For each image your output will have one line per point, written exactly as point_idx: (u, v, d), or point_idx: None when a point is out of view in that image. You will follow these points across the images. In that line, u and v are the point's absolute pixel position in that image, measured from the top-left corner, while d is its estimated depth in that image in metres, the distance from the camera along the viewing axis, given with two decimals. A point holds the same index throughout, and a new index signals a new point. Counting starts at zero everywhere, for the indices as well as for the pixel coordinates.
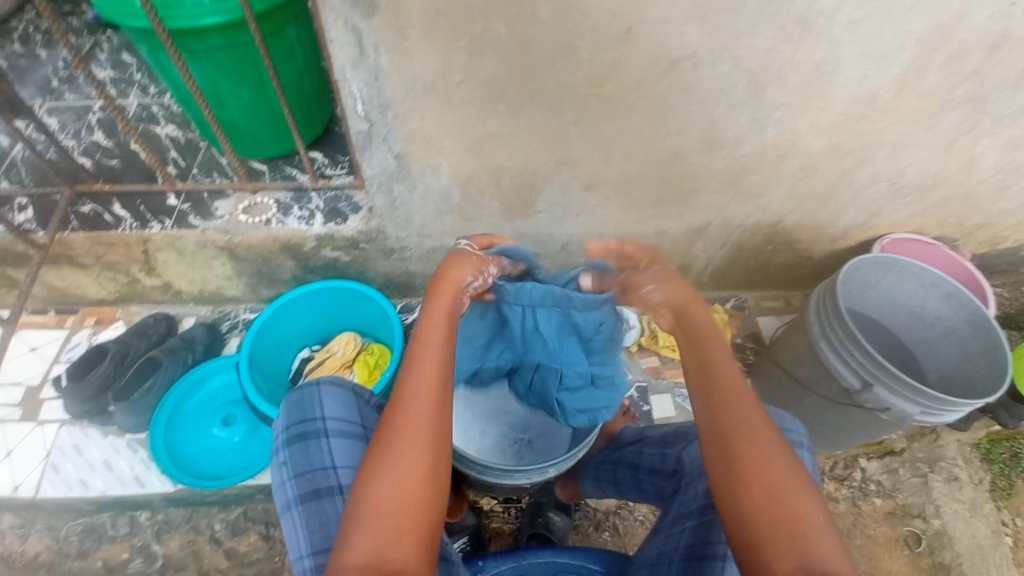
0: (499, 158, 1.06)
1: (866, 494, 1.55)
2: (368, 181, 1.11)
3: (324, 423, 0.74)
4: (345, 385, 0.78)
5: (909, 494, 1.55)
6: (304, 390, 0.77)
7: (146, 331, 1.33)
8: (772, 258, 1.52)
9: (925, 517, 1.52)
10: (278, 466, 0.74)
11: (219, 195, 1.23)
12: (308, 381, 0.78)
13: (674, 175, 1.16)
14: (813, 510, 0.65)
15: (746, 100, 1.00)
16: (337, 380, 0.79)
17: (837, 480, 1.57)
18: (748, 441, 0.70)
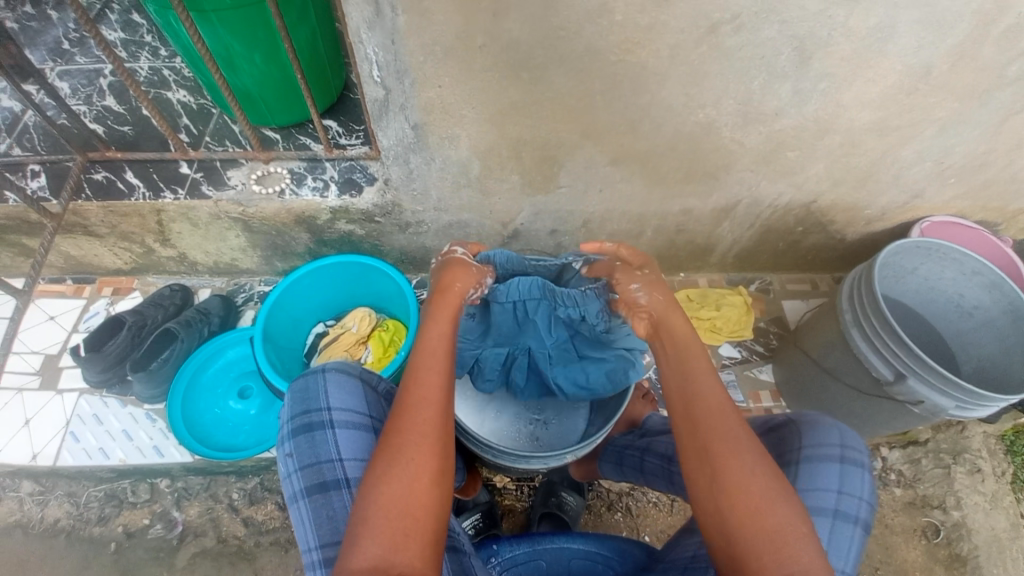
0: (519, 130, 1.01)
1: (886, 484, 1.52)
2: (384, 152, 1.07)
3: (330, 414, 0.71)
4: (351, 373, 0.75)
5: (930, 485, 1.51)
6: (309, 379, 0.74)
7: (162, 302, 1.33)
8: (802, 239, 1.46)
9: (945, 508, 1.49)
10: (283, 458, 0.71)
11: (231, 165, 1.20)
12: (313, 368, 0.75)
13: (704, 151, 1.09)
14: (799, 516, 0.63)
15: (790, 70, 0.92)
16: (343, 366, 0.76)
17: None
18: (736, 447, 0.68)
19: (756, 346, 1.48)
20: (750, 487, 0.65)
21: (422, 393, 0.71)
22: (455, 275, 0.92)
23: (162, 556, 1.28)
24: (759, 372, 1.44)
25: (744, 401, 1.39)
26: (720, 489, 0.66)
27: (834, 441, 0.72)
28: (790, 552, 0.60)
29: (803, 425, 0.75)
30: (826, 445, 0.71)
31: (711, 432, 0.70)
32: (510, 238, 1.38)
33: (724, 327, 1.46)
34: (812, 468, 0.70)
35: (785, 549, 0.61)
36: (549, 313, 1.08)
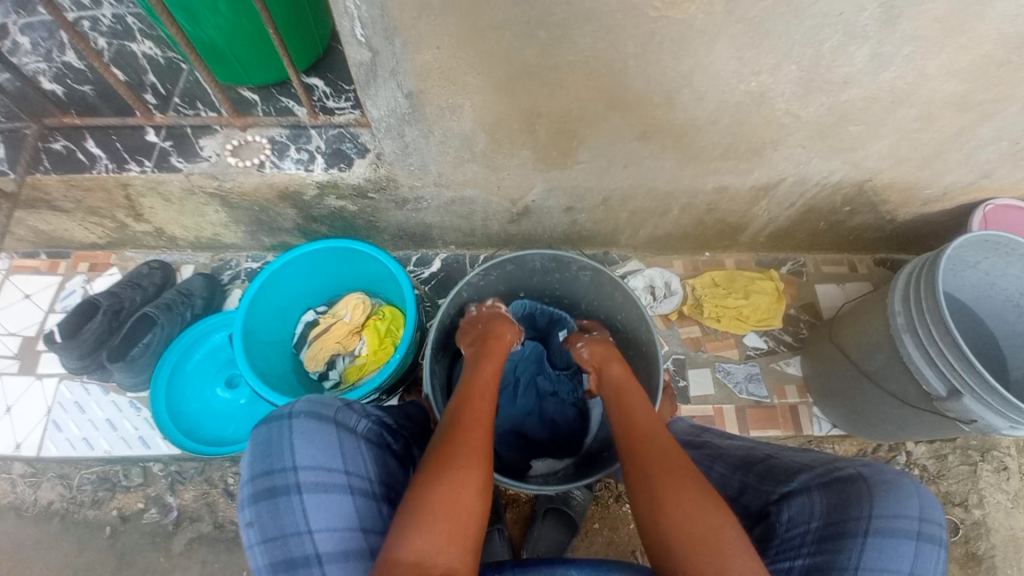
0: (535, 100, 0.85)
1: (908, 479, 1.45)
2: (374, 124, 0.91)
3: (295, 476, 0.61)
4: (324, 420, 0.65)
5: (954, 481, 1.45)
6: (273, 430, 0.63)
7: (140, 282, 1.23)
8: (847, 219, 1.31)
9: (966, 506, 1.43)
10: (241, 526, 0.61)
11: (204, 132, 1.06)
12: (278, 414, 0.64)
13: (750, 126, 0.93)
14: (728, 522, 0.65)
15: (871, 31, 0.75)
16: (314, 412, 0.65)
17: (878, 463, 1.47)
18: (671, 467, 0.73)
19: (784, 337, 1.36)
20: (682, 506, 0.68)
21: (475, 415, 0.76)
22: (504, 325, 0.96)
23: (158, 541, 1.28)
24: (786, 365, 1.34)
25: (767, 397, 1.30)
26: (658, 507, 0.70)
27: (912, 513, 0.66)
28: (726, 561, 0.61)
29: (876, 486, 0.69)
30: (904, 518, 0.66)
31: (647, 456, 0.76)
32: (520, 215, 1.24)
33: (751, 316, 1.34)
34: (885, 543, 0.65)
35: (722, 554, 0.62)
36: (533, 381, 1.13)
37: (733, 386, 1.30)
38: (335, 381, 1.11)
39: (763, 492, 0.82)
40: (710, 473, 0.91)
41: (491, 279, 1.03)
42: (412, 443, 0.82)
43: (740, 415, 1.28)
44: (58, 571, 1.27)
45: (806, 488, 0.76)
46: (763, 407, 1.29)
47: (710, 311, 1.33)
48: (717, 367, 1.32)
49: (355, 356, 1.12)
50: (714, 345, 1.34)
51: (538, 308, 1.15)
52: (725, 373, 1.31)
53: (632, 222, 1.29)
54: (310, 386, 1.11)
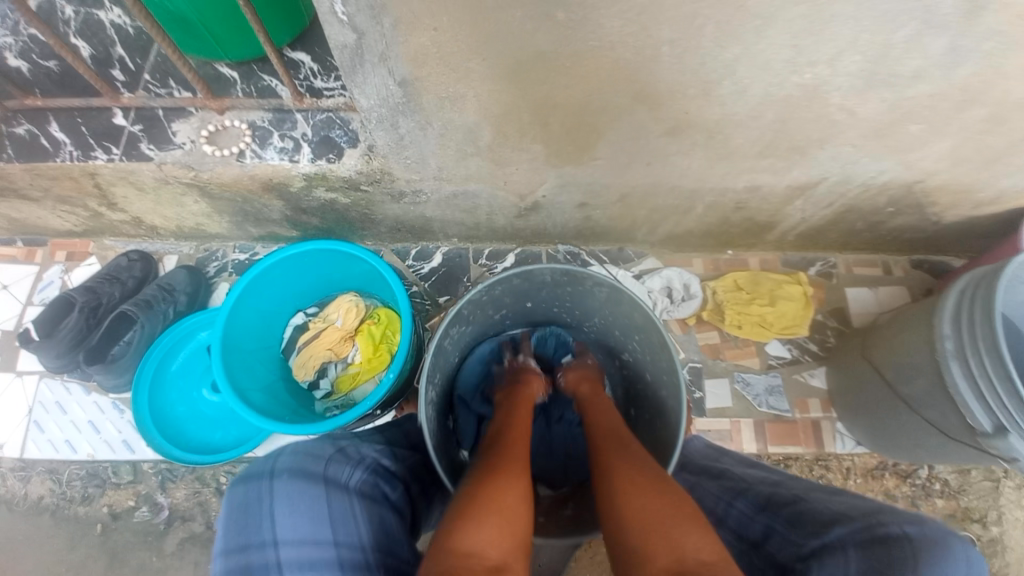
0: (549, 90, 0.73)
1: (928, 494, 1.37)
2: (364, 114, 0.79)
3: (275, 551, 0.56)
4: (310, 478, 0.61)
5: (974, 496, 1.38)
6: (252, 496, 0.59)
7: (118, 276, 1.15)
8: (888, 220, 1.18)
9: (985, 522, 1.36)
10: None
11: (176, 115, 0.95)
12: (258, 475, 0.61)
13: (796, 122, 0.81)
14: (682, 502, 0.64)
15: (954, 18, 0.62)
16: (300, 470, 0.62)
17: (898, 477, 1.39)
18: (636, 468, 0.71)
19: (809, 345, 1.27)
20: (637, 495, 0.66)
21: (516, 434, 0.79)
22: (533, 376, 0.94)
23: (150, 540, 1.24)
24: (810, 377, 1.25)
25: (789, 411, 1.22)
26: (617, 509, 0.66)
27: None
28: (679, 537, 0.58)
29: (924, 551, 0.62)
30: None
31: (609, 450, 0.76)
32: (528, 210, 1.13)
33: (775, 323, 1.24)
34: None
35: (676, 530, 0.59)
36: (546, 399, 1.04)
37: (752, 399, 1.22)
38: (326, 391, 1.03)
39: (791, 544, 0.72)
40: (730, 512, 0.82)
41: (494, 294, 0.89)
42: (409, 482, 0.74)
43: (758, 429, 1.20)
44: (50, 567, 1.24)
45: (841, 546, 0.67)
46: (783, 421, 1.21)
47: (731, 317, 1.24)
48: (737, 378, 1.23)
49: (348, 363, 1.04)
50: (734, 353, 1.24)
51: (553, 330, 1.06)
52: (744, 385, 1.22)
53: (651, 219, 1.17)
54: (299, 396, 1.02)
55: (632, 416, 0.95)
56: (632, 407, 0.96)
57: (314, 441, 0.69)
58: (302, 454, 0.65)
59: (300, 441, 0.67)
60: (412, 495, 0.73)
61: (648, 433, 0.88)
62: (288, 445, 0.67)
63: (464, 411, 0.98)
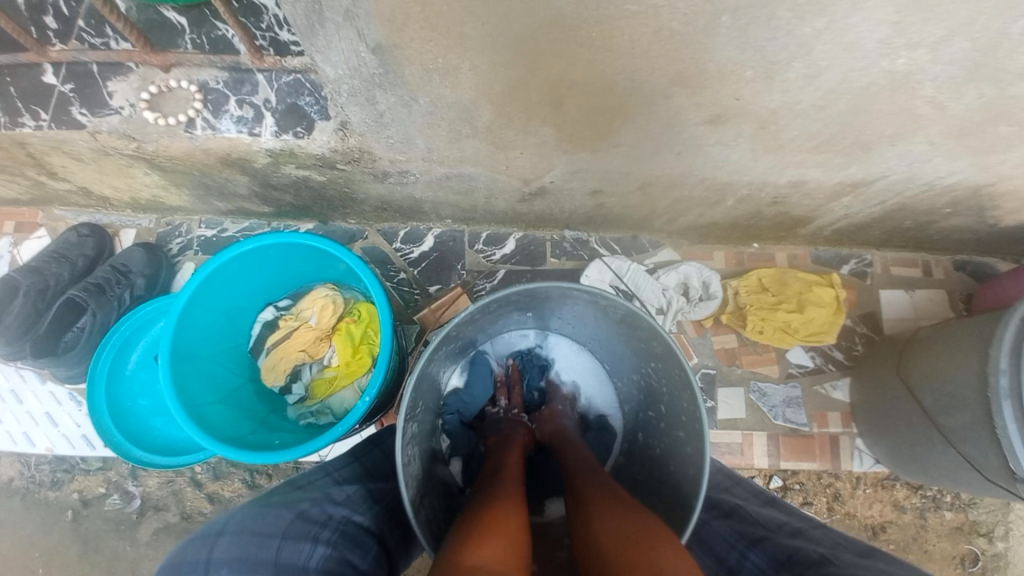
0: (565, 65, 0.57)
1: (941, 506, 1.19)
2: (331, 84, 0.64)
3: None
4: (255, 568, 0.52)
5: (985, 510, 1.20)
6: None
7: (67, 255, 1.03)
8: (941, 221, 1.04)
9: (992, 537, 1.19)
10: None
11: (113, 71, 0.79)
12: (192, 567, 0.53)
13: (868, 115, 0.65)
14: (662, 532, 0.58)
15: None
16: (240, 556, 0.53)
17: (910, 487, 1.18)
18: (615, 501, 0.65)
19: (835, 354, 1.16)
20: (610, 523, 0.60)
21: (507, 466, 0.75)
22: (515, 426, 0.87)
23: (123, 529, 1.18)
24: (832, 390, 1.15)
25: (806, 426, 1.13)
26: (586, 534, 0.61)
27: None
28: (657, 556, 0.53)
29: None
30: None
31: (580, 481, 0.72)
32: (533, 195, 0.97)
33: (801, 329, 1.12)
34: None
35: (655, 549, 0.54)
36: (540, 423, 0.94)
37: (768, 410, 1.12)
38: (299, 396, 0.92)
39: None
40: (742, 563, 0.70)
41: (489, 309, 0.77)
42: (386, 533, 0.67)
43: (772, 443, 1.11)
44: (21, 552, 1.19)
45: None
46: (799, 436, 1.12)
47: (753, 322, 1.12)
48: (752, 387, 1.13)
49: (325, 366, 0.93)
50: (751, 360, 1.14)
51: (538, 345, 0.98)
52: (760, 395, 1.12)
53: (673, 210, 1.02)
54: (271, 400, 0.92)
55: (639, 442, 0.84)
56: (640, 432, 0.85)
57: (267, 510, 0.60)
58: (248, 534, 0.56)
59: (249, 511, 0.59)
60: (389, 548, 0.66)
61: (657, 470, 0.77)
62: (236, 517, 0.58)
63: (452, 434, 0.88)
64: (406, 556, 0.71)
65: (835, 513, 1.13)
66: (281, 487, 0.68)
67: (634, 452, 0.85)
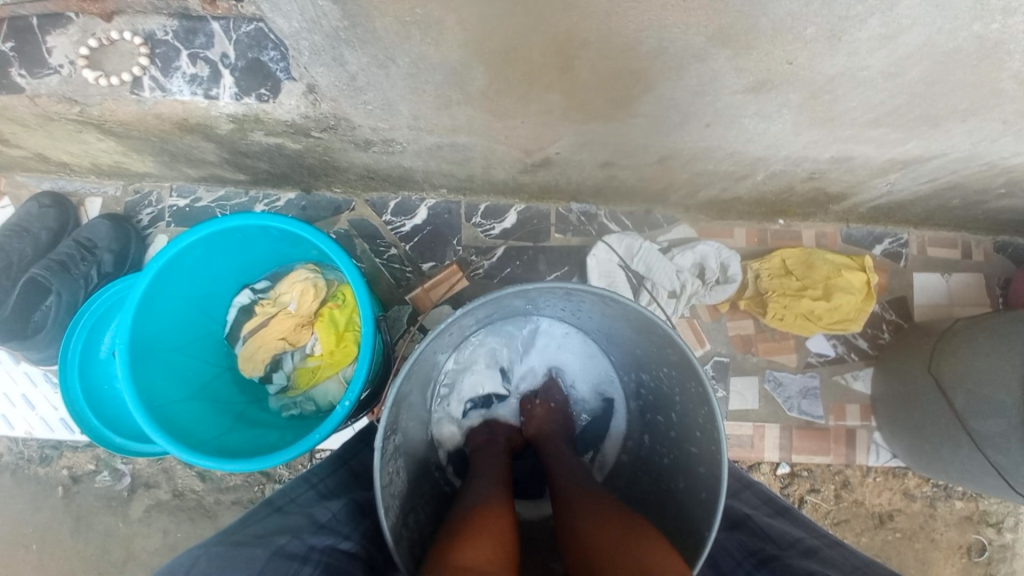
0: (577, 21, 0.46)
1: (949, 495, 1.12)
2: (290, 41, 0.53)
3: None
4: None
5: (995, 500, 1.13)
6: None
7: (28, 228, 0.95)
8: (994, 200, 0.92)
9: (999, 527, 1.14)
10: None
11: (52, 24, 0.67)
12: None
13: (943, 88, 0.54)
14: (645, 530, 0.54)
15: None
16: None
17: (921, 476, 1.11)
18: (595, 498, 0.61)
19: (858, 342, 1.08)
20: (589, 522, 0.56)
21: (494, 471, 0.70)
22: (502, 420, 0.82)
23: (114, 505, 1.17)
24: (853, 380, 1.08)
25: (822, 418, 1.06)
26: (573, 530, 0.57)
27: None
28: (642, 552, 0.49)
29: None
30: None
31: (565, 481, 0.66)
32: (536, 166, 0.86)
33: (825, 316, 1.03)
34: None
35: (642, 548, 0.50)
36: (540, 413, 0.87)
37: (783, 402, 1.06)
38: (281, 386, 0.85)
39: None
40: None
41: (484, 304, 0.67)
42: (374, 555, 0.62)
43: (784, 436, 1.05)
44: (16, 525, 1.19)
45: None
46: (814, 428, 1.06)
47: (774, 309, 1.02)
48: (767, 377, 1.06)
49: (307, 355, 0.85)
50: (768, 348, 1.06)
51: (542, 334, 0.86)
52: (775, 385, 1.05)
53: (693, 185, 0.91)
54: (250, 390, 0.86)
55: (646, 444, 0.78)
56: (647, 433, 0.78)
57: (236, 550, 0.54)
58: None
59: (215, 553, 0.53)
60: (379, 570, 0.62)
61: (664, 482, 0.71)
62: (200, 560, 0.53)
63: (444, 436, 0.81)
64: None
65: (842, 501, 1.08)
66: (259, 509, 0.63)
67: (641, 455, 0.78)
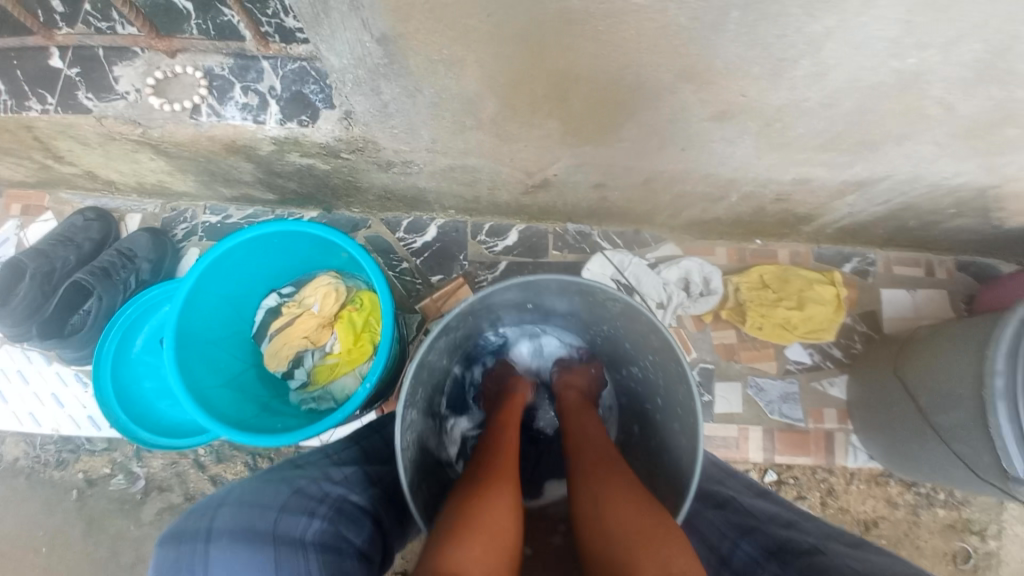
0: (571, 60, 0.58)
1: (931, 504, 1.18)
2: (336, 74, 0.65)
3: None
4: (253, 539, 0.54)
5: (978, 509, 1.19)
6: (185, 563, 0.53)
7: (73, 238, 1.04)
8: (946, 221, 1.04)
9: (983, 535, 1.18)
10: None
11: (119, 56, 0.79)
12: (193, 535, 0.55)
13: (877, 115, 0.65)
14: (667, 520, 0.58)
15: None
16: (241, 529, 0.55)
17: (903, 484, 1.17)
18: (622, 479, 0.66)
19: (833, 351, 1.17)
20: (615, 506, 0.61)
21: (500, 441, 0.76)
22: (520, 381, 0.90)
23: (127, 509, 1.20)
24: (829, 386, 1.16)
25: (801, 420, 1.14)
26: (601, 514, 0.61)
27: None
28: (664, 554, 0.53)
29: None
30: None
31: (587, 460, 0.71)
32: (537, 187, 0.97)
33: (800, 325, 1.14)
34: None
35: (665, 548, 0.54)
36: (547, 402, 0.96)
37: (764, 406, 1.14)
38: (301, 382, 0.93)
39: None
40: (734, 552, 0.73)
41: (488, 300, 0.78)
42: (381, 514, 0.68)
43: (767, 438, 1.13)
44: (26, 529, 1.21)
45: None
46: (795, 431, 1.14)
47: (753, 318, 1.13)
48: (749, 382, 1.14)
49: (327, 353, 0.94)
50: (750, 356, 1.14)
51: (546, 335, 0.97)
52: (757, 390, 1.13)
53: (676, 205, 1.02)
54: (273, 385, 0.93)
55: (636, 434, 0.85)
56: (636, 424, 0.86)
57: (266, 485, 0.62)
58: (247, 506, 0.58)
59: (247, 488, 0.61)
60: (385, 529, 0.67)
61: (654, 462, 0.78)
62: (233, 493, 0.60)
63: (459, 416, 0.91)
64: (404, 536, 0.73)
65: (828, 508, 1.14)
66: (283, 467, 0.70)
67: (631, 443, 0.86)
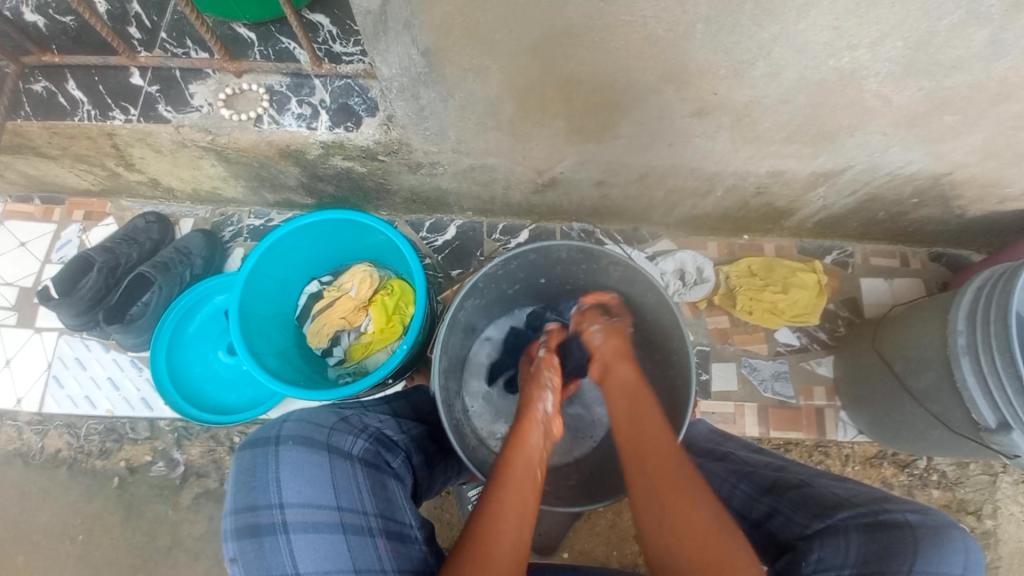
0: (575, 66, 0.72)
1: (925, 484, 1.25)
2: (384, 83, 0.79)
3: (282, 513, 0.60)
4: (315, 446, 0.64)
5: (971, 489, 1.26)
6: (259, 460, 0.63)
7: (136, 238, 1.17)
8: (911, 212, 1.17)
9: (980, 515, 1.25)
10: (227, 562, 0.61)
11: (194, 76, 0.95)
12: (265, 441, 0.64)
13: (829, 108, 0.79)
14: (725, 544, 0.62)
15: (998, 11, 0.62)
16: (304, 438, 0.64)
17: (896, 465, 1.25)
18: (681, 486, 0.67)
19: (819, 334, 1.28)
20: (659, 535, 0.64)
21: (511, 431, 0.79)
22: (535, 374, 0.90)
23: (166, 494, 1.27)
24: (817, 366, 1.26)
25: (793, 398, 1.24)
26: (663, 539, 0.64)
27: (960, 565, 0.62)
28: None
29: (925, 539, 0.63)
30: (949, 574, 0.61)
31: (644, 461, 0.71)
32: (545, 186, 1.11)
33: (786, 311, 1.24)
34: None
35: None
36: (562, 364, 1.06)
37: (758, 384, 1.24)
38: (339, 358, 1.06)
39: (795, 524, 0.73)
40: (734, 493, 0.83)
41: (509, 268, 0.92)
42: (412, 452, 0.77)
43: (762, 414, 1.22)
44: (66, 517, 1.27)
45: (841, 522, 0.68)
46: (787, 408, 1.23)
47: (743, 302, 1.24)
48: (744, 363, 1.24)
49: (361, 333, 1.05)
50: (742, 338, 1.25)
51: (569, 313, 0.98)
52: (751, 370, 1.24)
53: (668, 202, 1.15)
54: (312, 362, 1.05)
55: None
56: None
57: (320, 410, 0.71)
58: (307, 421, 0.67)
59: (303, 411, 0.69)
60: (415, 465, 0.77)
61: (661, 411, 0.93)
62: (292, 414, 0.68)
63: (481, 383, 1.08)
64: (433, 477, 0.82)
65: None
66: None
67: None
